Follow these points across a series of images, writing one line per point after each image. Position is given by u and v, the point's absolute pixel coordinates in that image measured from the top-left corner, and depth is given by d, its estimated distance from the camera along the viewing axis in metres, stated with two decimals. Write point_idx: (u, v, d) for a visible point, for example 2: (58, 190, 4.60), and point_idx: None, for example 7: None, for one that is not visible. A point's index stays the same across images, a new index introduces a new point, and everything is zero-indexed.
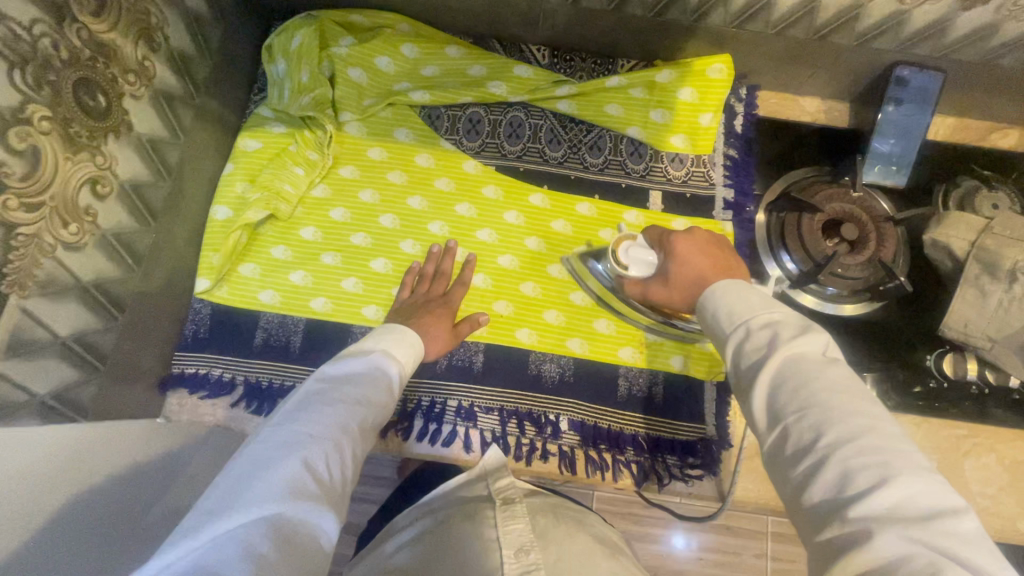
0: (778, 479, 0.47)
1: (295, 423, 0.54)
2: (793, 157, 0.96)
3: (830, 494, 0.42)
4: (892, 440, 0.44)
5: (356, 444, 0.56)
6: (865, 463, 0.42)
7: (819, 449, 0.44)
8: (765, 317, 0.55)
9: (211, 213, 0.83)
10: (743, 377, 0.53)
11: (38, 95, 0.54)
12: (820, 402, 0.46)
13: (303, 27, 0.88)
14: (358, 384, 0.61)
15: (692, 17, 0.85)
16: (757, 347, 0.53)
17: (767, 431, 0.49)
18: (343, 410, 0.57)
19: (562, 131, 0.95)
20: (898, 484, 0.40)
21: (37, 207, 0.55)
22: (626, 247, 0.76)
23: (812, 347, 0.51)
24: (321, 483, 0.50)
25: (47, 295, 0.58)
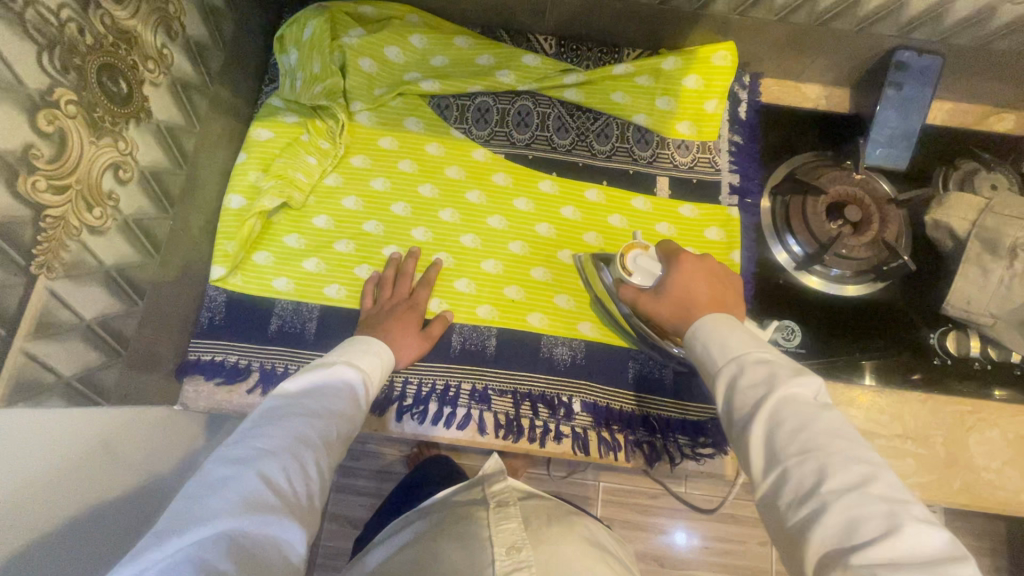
0: (777, 519, 0.51)
1: (254, 438, 0.56)
2: (796, 142, 0.98)
3: (836, 543, 0.46)
4: (890, 489, 0.48)
5: (321, 454, 0.58)
6: (869, 513, 0.46)
7: (823, 495, 0.48)
8: (756, 355, 0.60)
9: (226, 202, 0.84)
10: (740, 415, 0.57)
11: (65, 79, 0.55)
12: (821, 448, 0.51)
13: (313, 18, 0.89)
14: (321, 396, 0.64)
15: (697, 4, 0.87)
16: (754, 384, 0.57)
17: (764, 474, 0.53)
18: (306, 422, 0.59)
19: (569, 119, 0.97)
20: (903, 534, 0.44)
21: (64, 190, 0.56)
22: (635, 254, 0.78)
23: (806, 391, 0.56)
24: (282, 495, 0.52)
25: (73, 279, 0.59)
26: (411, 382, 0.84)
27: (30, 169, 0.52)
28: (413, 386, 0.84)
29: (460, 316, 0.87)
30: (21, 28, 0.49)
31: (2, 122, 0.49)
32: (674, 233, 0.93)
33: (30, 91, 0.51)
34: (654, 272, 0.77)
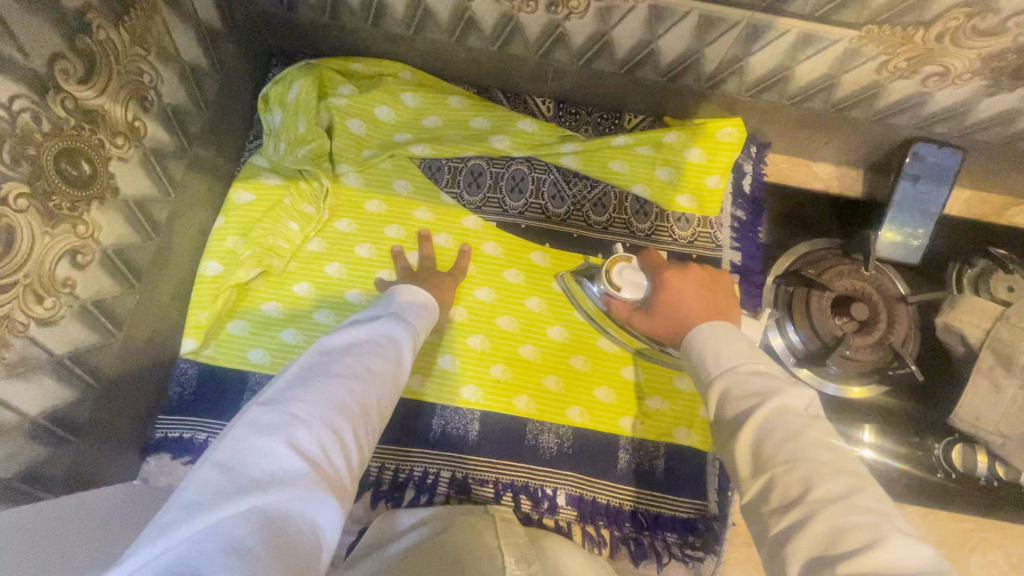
0: (761, 528, 0.47)
1: (289, 398, 0.49)
2: (804, 225, 0.92)
3: (818, 551, 0.42)
4: (878, 502, 0.45)
5: (362, 422, 0.52)
6: (856, 522, 0.42)
7: (807, 500, 0.45)
8: (751, 367, 0.56)
9: (202, 266, 0.81)
10: (734, 417, 0.52)
11: (17, 171, 0.51)
12: (810, 455, 0.47)
13: (301, 77, 0.86)
14: (361, 357, 0.57)
15: (706, 84, 0.82)
16: (747, 393, 0.53)
17: (749, 480, 0.50)
18: (347, 386, 0.53)
19: (565, 186, 0.91)
20: (890, 547, 0.40)
21: (9, 286, 0.52)
22: (620, 268, 0.75)
23: (797, 402, 0.53)
24: (323, 469, 0.45)
25: (19, 375, 0.56)
26: (386, 467, 0.79)
27: None
28: (388, 472, 0.79)
29: (439, 398, 0.82)
30: None
31: None
32: None
33: None
34: (640, 284, 0.74)
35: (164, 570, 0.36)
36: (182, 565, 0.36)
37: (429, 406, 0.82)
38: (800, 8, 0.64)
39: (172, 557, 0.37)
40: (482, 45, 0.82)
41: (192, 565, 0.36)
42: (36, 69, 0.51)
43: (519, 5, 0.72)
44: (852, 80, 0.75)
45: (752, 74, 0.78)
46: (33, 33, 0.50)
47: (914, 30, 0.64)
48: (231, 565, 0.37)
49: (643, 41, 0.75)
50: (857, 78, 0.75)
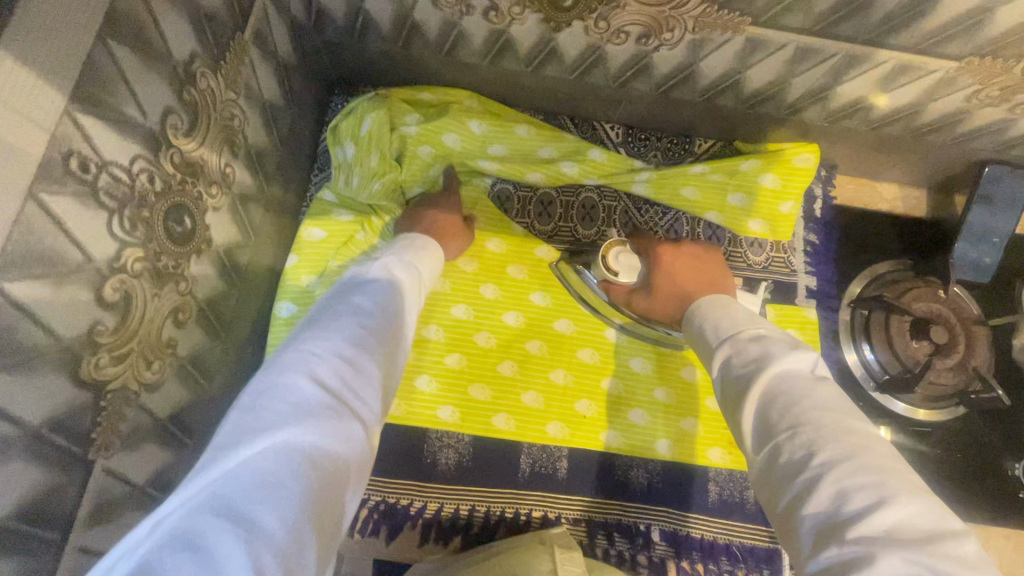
0: (773, 496, 0.46)
1: (304, 342, 0.48)
2: (873, 247, 0.92)
3: (824, 513, 0.41)
4: (887, 461, 0.44)
5: (378, 353, 0.50)
6: (863, 483, 0.41)
7: (812, 464, 0.44)
8: (751, 332, 0.58)
9: (277, 309, 0.79)
10: (736, 390, 0.53)
11: (134, 236, 0.48)
12: (813, 420, 0.47)
13: (371, 109, 0.82)
14: (370, 292, 0.56)
15: (785, 112, 0.81)
16: (746, 361, 0.55)
17: (758, 451, 0.49)
18: (358, 320, 0.51)
19: (637, 214, 0.90)
20: (898, 505, 0.39)
21: (124, 356, 0.49)
22: (616, 252, 0.76)
23: (801, 366, 0.53)
24: (344, 400, 0.44)
25: (129, 446, 0.53)
26: (478, 509, 0.78)
27: (94, 349, 0.45)
28: (481, 514, 0.78)
29: (528, 436, 0.80)
30: (93, 198, 0.43)
31: (71, 305, 0.42)
32: None
33: (97, 263, 0.45)
34: (636, 267, 0.76)
35: (204, 507, 0.34)
36: (220, 502, 0.35)
37: (517, 444, 0.80)
38: (904, 40, 0.64)
39: (204, 495, 0.35)
40: (559, 74, 0.80)
41: (231, 498, 0.35)
42: (151, 127, 0.48)
43: (609, 37, 0.71)
44: (938, 107, 0.75)
45: (836, 102, 0.78)
46: (151, 90, 0.47)
47: (1016, 62, 0.64)
48: (267, 505, 0.35)
49: (730, 71, 0.74)
50: (943, 105, 0.75)
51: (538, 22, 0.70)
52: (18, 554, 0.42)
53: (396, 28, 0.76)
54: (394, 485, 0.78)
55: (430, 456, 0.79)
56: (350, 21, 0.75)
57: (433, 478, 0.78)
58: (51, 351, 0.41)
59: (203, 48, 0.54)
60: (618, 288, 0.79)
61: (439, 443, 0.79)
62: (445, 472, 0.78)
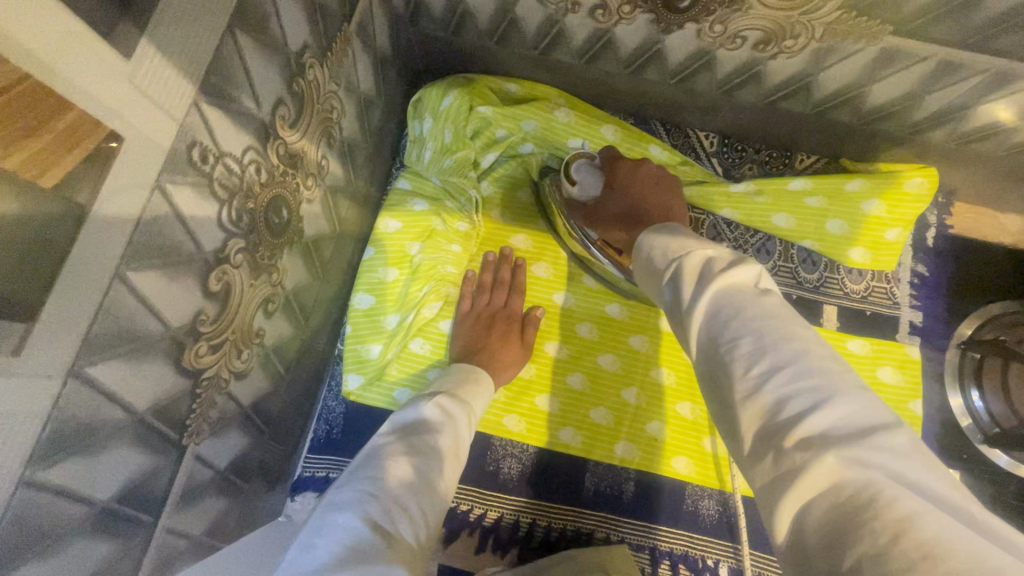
0: (721, 412, 0.43)
1: (356, 481, 0.47)
2: (990, 285, 0.83)
3: (762, 424, 0.39)
4: (826, 361, 0.40)
5: (426, 497, 0.48)
6: (797, 389, 0.38)
7: (752, 378, 0.40)
8: (698, 254, 0.50)
9: (355, 300, 0.79)
10: (680, 300, 0.49)
11: (238, 227, 0.48)
12: (755, 328, 0.42)
13: (456, 87, 0.80)
14: (421, 433, 0.54)
15: (908, 130, 0.74)
16: (690, 277, 0.49)
17: (702, 364, 0.46)
18: (409, 459, 0.50)
19: (727, 228, 0.84)
20: (833, 407, 0.37)
21: (220, 344, 0.49)
22: (579, 164, 0.78)
23: (743, 278, 0.47)
24: (391, 543, 0.42)
25: (216, 432, 0.53)
26: (538, 522, 0.75)
27: (195, 337, 0.45)
28: (541, 528, 0.75)
29: (594, 452, 0.77)
30: (208, 188, 0.42)
31: (180, 295, 0.42)
32: None
33: (206, 253, 0.45)
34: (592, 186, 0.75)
35: None
36: None
37: (584, 460, 0.77)
38: None
39: None
40: (658, 78, 0.76)
41: None
42: (264, 118, 0.48)
43: (723, 42, 0.66)
44: None
45: (971, 123, 0.70)
46: (266, 82, 0.47)
47: None
48: None
49: (853, 84, 0.68)
50: None
51: (647, 23, 0.66)
52: (118, 535, 0.43)
53: (494, 23, 0.74)
54: (455, 490, 0.76)
55: (494, 464, 0.77)
56: (448, 15, 0.74)
57: (496, 485, 0.76)
58: (160, 339, 0.41)
59: (314, 40, 0.53)
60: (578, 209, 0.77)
61: (503, 451, 0.77)
62: (507, 480, 0.77)
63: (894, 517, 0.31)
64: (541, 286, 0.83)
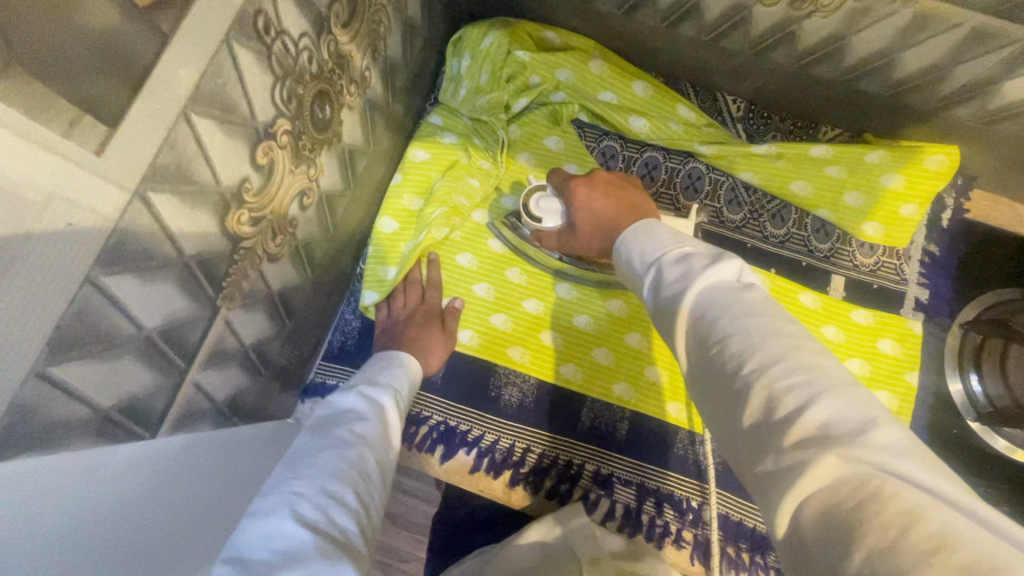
0: (708, 411, 0.40)
1: (285, 482, 0.43)
2: (999, 272, 0.84)
3: (756, 420, 0.35)
4: (821, 354, 0.37)
5: (365, 485, 0.46)
6: (790, 384, 0.34)
7: (744, 375, 0.37)
8: (675, 251, 0.47)
9: (380, 223, 0.82)
10: (665, 294, 0.45)
11: (287, 109, 0.51)
12: (740, 325, 0.39)
13: (497, 28, 0.83)
14: (349, 422, 0.52)
15: (934, 105, 0.75)
16: (675, 280, 0.45)
17: (689, 363, 0.42)
18: (342, 452, 0.47)
19: (744, 192, 0.86)
20: (827, 400, 0.33)
21: (259, 220, 0.53)
22: (536, 198, 0.75)
23: (725, 276, 0.43)
24: (339, 539, 0.40)
25: (246, 306, 0.57)
26: (532, 451, 0.79)
27: (239, 203, 0.49)
28: (534, 456, 0.78)
29: (593, 389, 0.81)
30: (267, 59, 0.46)
31: (232, 157, 0.46)
32: (843, 341, 0.81)
33: (258, 124, 0.48)
34: (558, 210, 0.73)
35: None
36: None
37: (582, 396, 0.80)
38: None
39: None
40: (692, 35, 0.78)
41: None
42: (321, 10, 0.51)
43: None
44: None
45: (997, 101, 0.71)
46: None
47: None
48: None
49: (884, 49, 0.69)
50: None
51: None
52: (156, 370, 0.47)
53: None
54: (457, 410, 0.80)
55: (495, 391, 0.80)
56: None
57: (496, 411, 0.80)
58: (211, 193, 0.45)
59: None
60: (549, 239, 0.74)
61: (506, 380, 0.81)
62: (507, 407, 0.80)
63: (899, 511, 0.28)
64: None
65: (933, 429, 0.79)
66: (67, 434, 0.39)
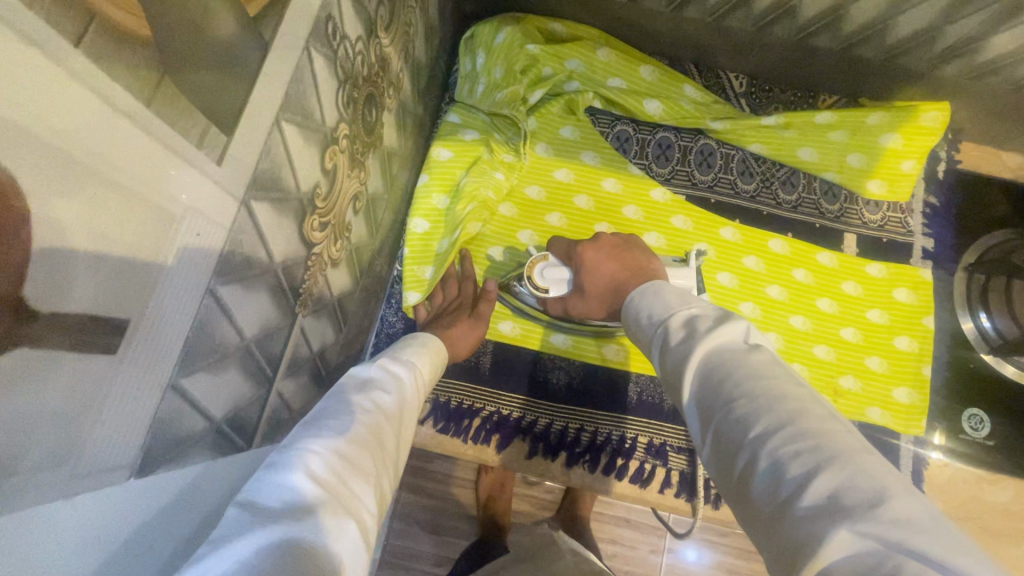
0: (721, 471, 0.42)
1: (305, 433, 0.42)
2: (994, 216, 0.90)
3: (771, 491, 0.37)
4: (827, 424, 0.38)
5: (378, 457, 0.44)
6: (796, 450, 0.37)
7: (753, 440, 0.39)
8: (682, 314, 0.53)
9: (412, 224, 0.83)
10: (674, 352, 0.50)
11: (346, 113, 0.52)
12: (746, 391, 0.42)
13: (508, 23, 0.86)
14: (374, 390, 0.49)
15: (926, 65, 0.81)
16: (682, 340, 0.50)
17: (702, 438, 0.45)
18: (364, 417, 0.45)
19: (755, 164, 0.90)
20: (833, 469, 0.35)
21: (326, 225, 0.54)
22: (541, 268, 0.75)
23: (731, 337, 0.48)
24: (342, 507, 0.38)
25: (314, 313, 0.58)
26: (585, 430, 0.81)
27: (312, 209, 0.50)
28: (587, 435, 0.81)
29: (635, 366, 0.83)
30: (333, 65, 0.47)
31: (308, 163, 0.47)
32: (862, 294, 0.86)
33: (326, 129, 0.49)
34: (564, 277, 0.75)
35: None
36: None
37: (626, 372, 0.83)
38: None
39: None
40: (697, 16, 0.82)
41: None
42: (370, 13, 0.52)
43: None
44: None
45: (984, 56, 0.76)
46: None
47: None
48: None
49: (881, 16, 0.74)
50: None
51: None
52: (251, 380, 0.47)
53: None
54: (508, 398, 0.82)
55: (543, 375, 0.82)
56: None
57: (546, 395, 0.82)
58: (293, 200, 0.46)
59: None
60: (554, 302, 0.76)
61: (551, 364, 0.83)
62: (556, 390, 0.82)
63: None
64: (583, 218, 0.86)
65: (951, 366, 0.84)
66: (186, 451, 0.39)
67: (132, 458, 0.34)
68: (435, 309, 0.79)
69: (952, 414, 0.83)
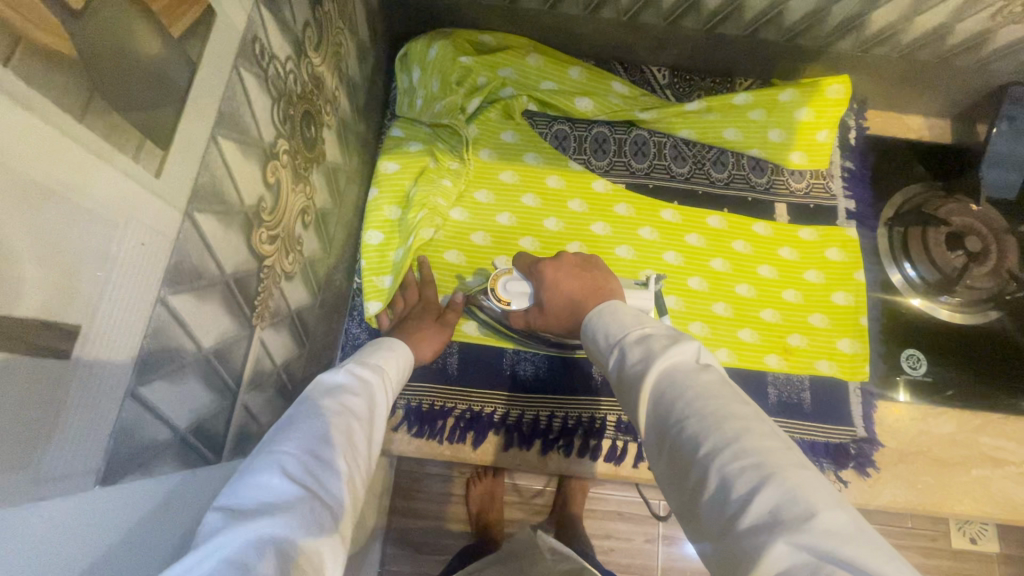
0: (674, 483, 0.44)
1: (279, 438, 0.43)
2: (905, 172, 0.98)
3: (719, 507, 0.39)
4: (769, 439, 0.41)
5: (352, 454, 0.46)
6: (741, 467, 0.39)
7: (703, 457, 0.41)
8: (637, 334, 0.54)
9: (367, 237, 0.86)
10: (631, 368, 0.51)
11: (283, 130, 0.55)
12: (696, 410, 0.44)
13: (439, 39, 0.90)
14: (346, 390, 0.51)
15: (822, 43, 0.89)
16: (637, 360, 0.51)
17: (655, 448, 0.47)
18: (335, 417, 0.47)
19: (686, 148, 0.96)
20: (774, 483, 0.37)
21: (275, 238, 0.56)
22: (504, 281, 0.78)
23: (683, 356, 0.50)
24: (319, 504, 0.40)
25: (274, 325, 0.59)
26: (556, 416, 0.84)
27: (259, 222, 0.52)
28: (558, 420, 0.83)
29: None
30: (264, 83, 0.49)
31: (249, 178, 0.49)
32: (797, 257, 0.92)
33: (265, 145, 0.51)
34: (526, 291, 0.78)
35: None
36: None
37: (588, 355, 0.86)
38: None
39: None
40: (613, 16, 0.88)
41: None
42: (297, 35, 0.55)
43: None
44: (964, 28, 0.83)
45: (870, 30, 0.85)
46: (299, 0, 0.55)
47: None
48: None
49: (774, 2, 0.81)
50: (970, 25, 0.83)
51: None
52: (213, 391, 0.48)
53: None
54: (478, 395, 0.84)
55: (510, 368, 0.85)
56: None
57: (515, 387, 0.84)
58: (238, 213, 0.48)
59: None
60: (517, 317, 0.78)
61: (517, 357, 0.86)
62: (524, 381, 0.85)
63: None
64: (531, 214, 0.90)
65: (885, 313, 0.91)
66: (150, 462, 0.40)
67: (98, 464, 0.35)
68: (398, 317, 0.81)
69: (892, 358, 0.89)
